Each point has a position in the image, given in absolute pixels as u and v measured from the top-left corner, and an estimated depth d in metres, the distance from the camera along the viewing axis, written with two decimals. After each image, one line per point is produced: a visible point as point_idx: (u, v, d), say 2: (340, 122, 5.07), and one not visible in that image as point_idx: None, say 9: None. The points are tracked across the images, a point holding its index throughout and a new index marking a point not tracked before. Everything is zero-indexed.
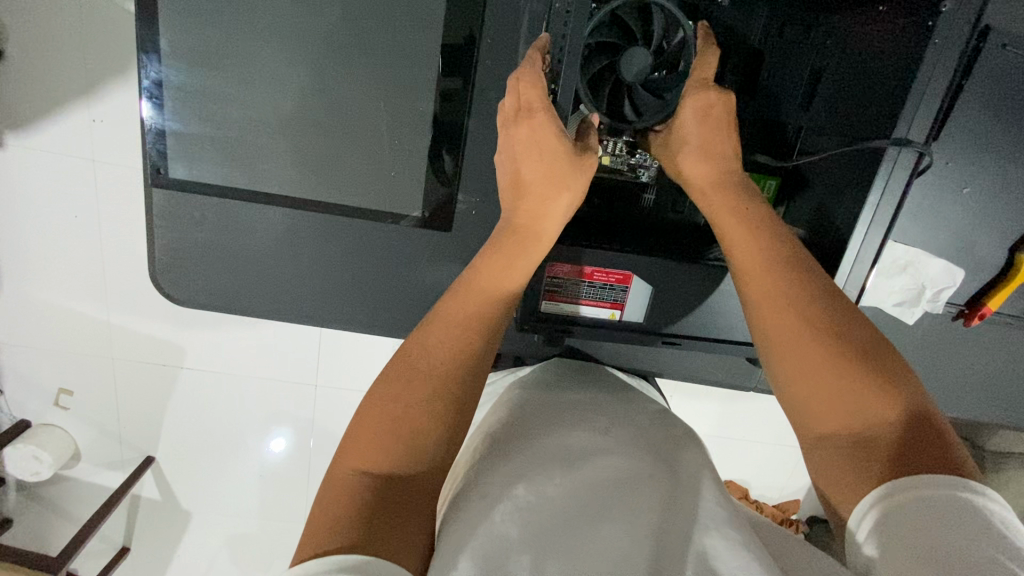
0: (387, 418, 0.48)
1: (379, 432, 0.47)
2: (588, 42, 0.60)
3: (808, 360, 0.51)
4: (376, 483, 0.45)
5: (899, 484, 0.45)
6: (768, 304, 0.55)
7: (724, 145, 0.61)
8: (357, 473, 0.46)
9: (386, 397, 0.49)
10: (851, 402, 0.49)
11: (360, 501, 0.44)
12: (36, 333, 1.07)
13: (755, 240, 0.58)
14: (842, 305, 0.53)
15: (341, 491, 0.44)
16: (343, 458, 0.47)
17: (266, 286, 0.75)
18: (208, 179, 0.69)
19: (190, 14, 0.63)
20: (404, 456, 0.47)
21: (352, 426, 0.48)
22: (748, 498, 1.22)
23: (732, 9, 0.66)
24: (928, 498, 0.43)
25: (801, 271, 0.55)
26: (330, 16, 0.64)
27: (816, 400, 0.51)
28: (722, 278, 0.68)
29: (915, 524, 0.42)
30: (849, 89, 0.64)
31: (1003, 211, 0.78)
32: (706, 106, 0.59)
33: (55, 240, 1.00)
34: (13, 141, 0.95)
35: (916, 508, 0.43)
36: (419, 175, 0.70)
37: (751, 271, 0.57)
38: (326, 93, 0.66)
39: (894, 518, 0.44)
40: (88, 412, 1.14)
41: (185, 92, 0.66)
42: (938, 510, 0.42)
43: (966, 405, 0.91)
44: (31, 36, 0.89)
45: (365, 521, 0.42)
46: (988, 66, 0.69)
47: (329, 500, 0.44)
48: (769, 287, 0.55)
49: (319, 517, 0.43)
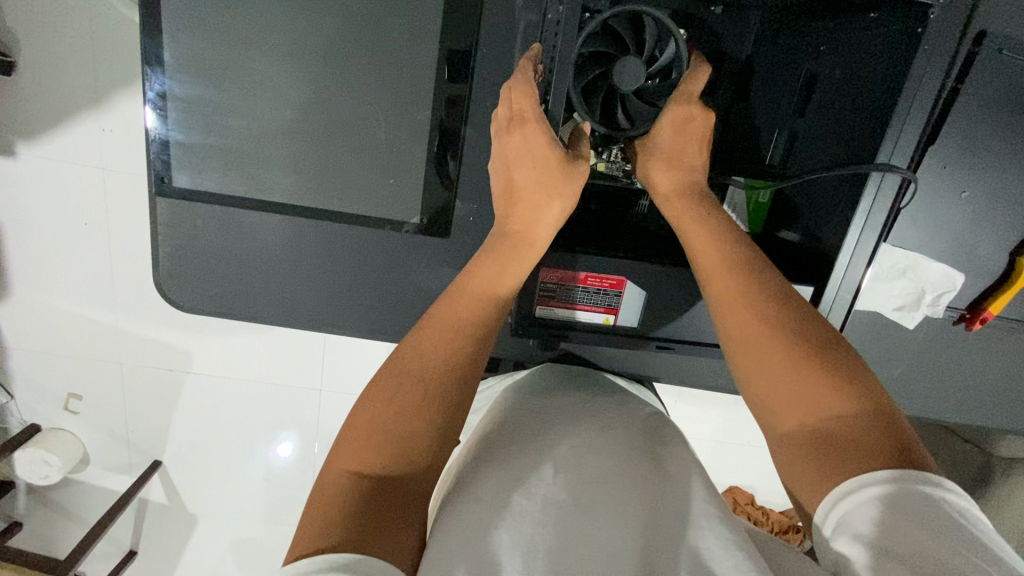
0: (381, 420, 0.48)
1: (372, 435, 0.48)
2: (581, 51, 0.61)
3: (774, 358, 0.52)
4: (369, 485, 0.46)
5: (868, 480, 0.44)
6: (732, 305, 0.56)
7: (694, 157, 0.63)
8: (350, 475, 0.46)
9: (379, 400, 0.49)
10: (817, 395, 0.50)
11: (353, 501, 0.44)
12: (47, 338, 1.09)
13: (722, 243, 0.59)
14: (807, 309, 0.55)
15: (334, 492, 0.45)
16: (337, 460, 0.47)
17: (268, 292, 0.76)
18: (209, 187, 0.71)
19: (193, 25, 0.65)
20: (397, 458, 0.47)
21: (348, 428, 0.49)
22: (753, 504, 1.21)
23: (725, 17, 0.68)
24: (898, 495, 0.43)
25: (765, 276, 0.57)
26: (329, 27, 0.65)
27: (777, 397, 0.52)
28: None
29: (887, 524, 0.42)
30: (840, 93, 0.64)
31: (1003, 214, 0.78)
32: (685, 119, 0.60)
33: (65, 246, 1.02)
34: (25, 150, 0.97)
35: (889, 508, 0.43)
36: (417, 182, 0.71)
37: (716, 271, 0.58)
38: (325, 103, 0.68)
39: (864, 516, 0.43)
40: (97, 416, 1.16)
41: (188, 103, 0.67)
42: (909, 510, 0.42)
43: (970, 409, 0.90)
44: (44, 48, 0.92)
45: (358, 522, 0.43)
46: (986, 69, 0.70)
47: (323, 500, 0.45)
48: (732, 290, 0.57)
49: (313, 516, 0.44)
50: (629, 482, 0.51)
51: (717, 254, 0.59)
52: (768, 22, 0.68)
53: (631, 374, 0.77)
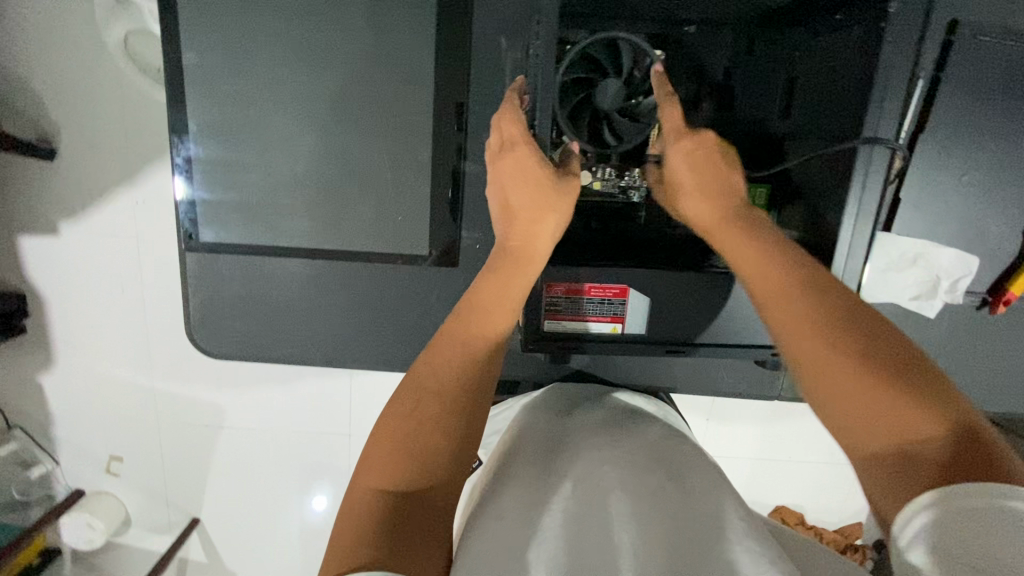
0: (401, 435, 0.49)
1: (392, 451, 0.48)
2: (564, 79, 0.64)
3: (843, 379, 0.47)
4: (396, 501, 0.46)
5: (937, 497, 0.40)
6: (783, 319, 0.52)
7: (719, 179, 0.62)
8: (374, 493, 0.46)
9: (396, 416, 0.50)
10: (890, 407, 0.45)
11: (378, 519, 0.45)
12: (89, 402, 1.15)
13: (770, 254, 0.55)
14: (866, 313, 0.50)
15: (360, 513, 0.45)
16: (360, 478, 0.47)
17: (292, 337, 0.80)
18: (232, 239, 0.75)
19: (212, 93, 0.71)
20: (419, 473, 0.48)
21: (367, 446, 0.49)
22: (803, 523, 1.18)
23: (699, 33, 0.71)
24: (982, 511, 0.38)
25: (811, 282, 0.53)
26: (336, 82, 0.71)
27: (847, 416, 0.47)
28: (711, 295, 0.70)
29: (963, 536, 0.38)
30: (820, 93, 0.66)
31: (1004, 192, 0.79)
32: (693, 149, 0.62)
33: (104, 313, 1.09)
34: (67, 227, 1.05)
35: (972, 522, 0.38)
36: (423, 217, 0.75)
37: (765, 287, 0.54)
38: (336, 152, 0.73)
39: (944, 526, 0.39)
40: (137, 477, 1.20)
41: (211, 164, 0.73)
42: (996, 527, 0.37)
43: (1005, 394, 0.88)
44: (81, 133, 1.01)
45: (383, 539, 0.43)
46: (966, 54, 0.73)
47: (349, 521, 0.45)
48: (780, 304, 0.53)
49: (344, 537, 0.44)
50: (650, 496, 0.51)
51: (764, 268, 0.55)
52: (740, 36, 0.71)
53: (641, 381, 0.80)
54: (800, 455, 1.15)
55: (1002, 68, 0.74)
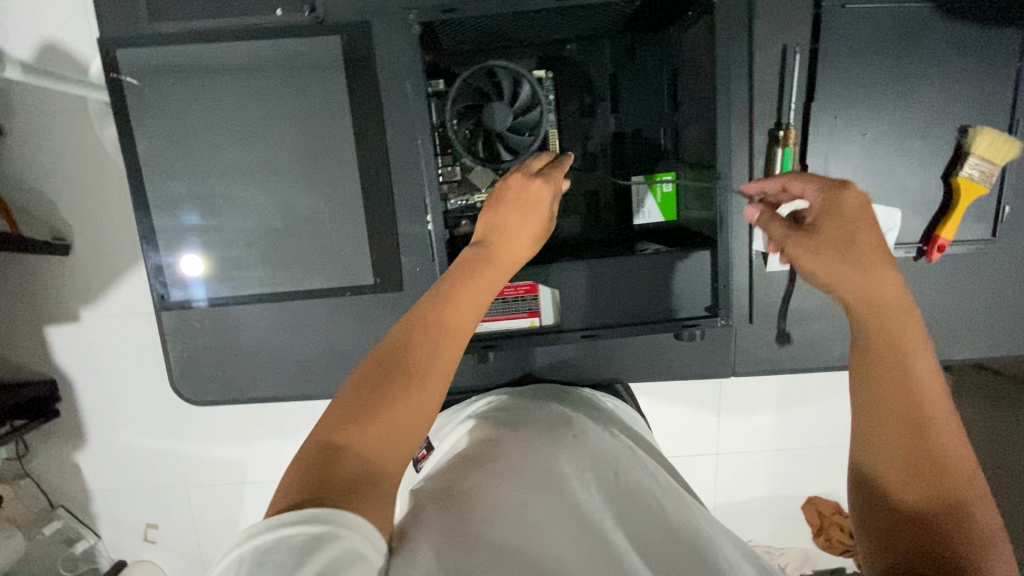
0: (371, 400, 0.48)
1: (360, 409, 0.48)
2: (456, 109, 0.73)
3: (906, 483, 0.48)
4: (345, 457, 0.45)
5: None
6: (874, 392, 0.51)
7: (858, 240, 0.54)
8: (326, 446, 0.46)
9: (372, 378, 0.50)
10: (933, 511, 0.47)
11: (325, 467, 0.44)
12: (117, 473, 1.24)
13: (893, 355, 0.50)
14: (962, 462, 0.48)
15: (308, 465, 0.44)
16: (315, 431, 0.47)
17: (271, 381, 0.88)
18: (201, 296, 0.84)
19: (166, 170, 0.81)
20: (377, 438, 0.47)
21: (330, 404, 0.49)
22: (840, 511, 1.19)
23: (579, 49, 0.79)
24: None
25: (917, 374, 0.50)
26: (272, 143, 0.80)
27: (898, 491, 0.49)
28: (613, 278, 0.74)
29: None
30: (693, 80, 0.73)
31: (909, 142, 0.82)
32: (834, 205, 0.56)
33: (123, 386, 1.19)
34: (87, 312, 1.17)
35: None
36: (363, 250, 0.83)
37: (874, 376, 0.51)
38: (280, 203, 0.81)
39: None
40: (173, 541, 1.28)
41: (172, 231, 0.82)
42: None
43: (965, 339, 0.89)
44: (87, 227, 1.14)
45: (324, 484, 0.43)
46: (841, 23, 0.78)
47: (297, 472, 0.44)
48: (884, 381, 0.50)
49: (293, 479, 0.44)
50: (605, 499, 0.52)
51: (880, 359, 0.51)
52: (618, 45, 0.78)
53: (588, 374, 0.87)
54: (799, 435, 1.15)
55: (876, 27, 0.79)
